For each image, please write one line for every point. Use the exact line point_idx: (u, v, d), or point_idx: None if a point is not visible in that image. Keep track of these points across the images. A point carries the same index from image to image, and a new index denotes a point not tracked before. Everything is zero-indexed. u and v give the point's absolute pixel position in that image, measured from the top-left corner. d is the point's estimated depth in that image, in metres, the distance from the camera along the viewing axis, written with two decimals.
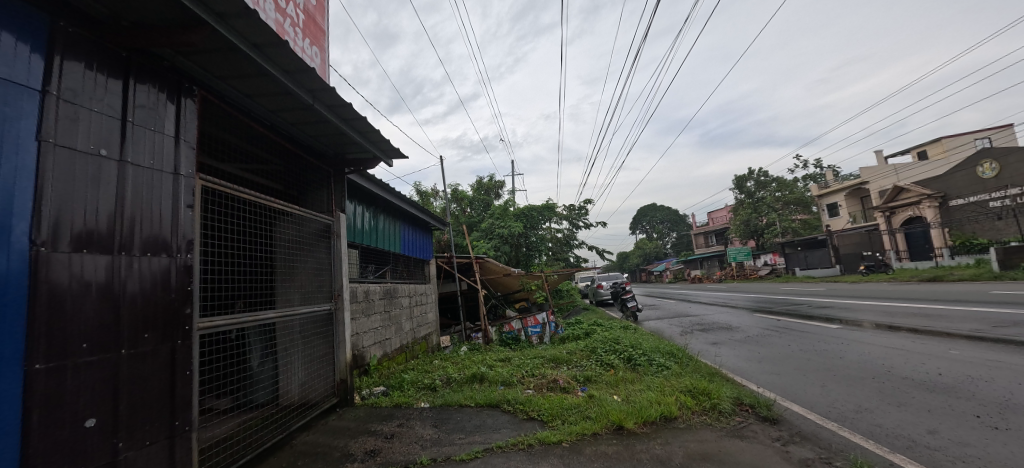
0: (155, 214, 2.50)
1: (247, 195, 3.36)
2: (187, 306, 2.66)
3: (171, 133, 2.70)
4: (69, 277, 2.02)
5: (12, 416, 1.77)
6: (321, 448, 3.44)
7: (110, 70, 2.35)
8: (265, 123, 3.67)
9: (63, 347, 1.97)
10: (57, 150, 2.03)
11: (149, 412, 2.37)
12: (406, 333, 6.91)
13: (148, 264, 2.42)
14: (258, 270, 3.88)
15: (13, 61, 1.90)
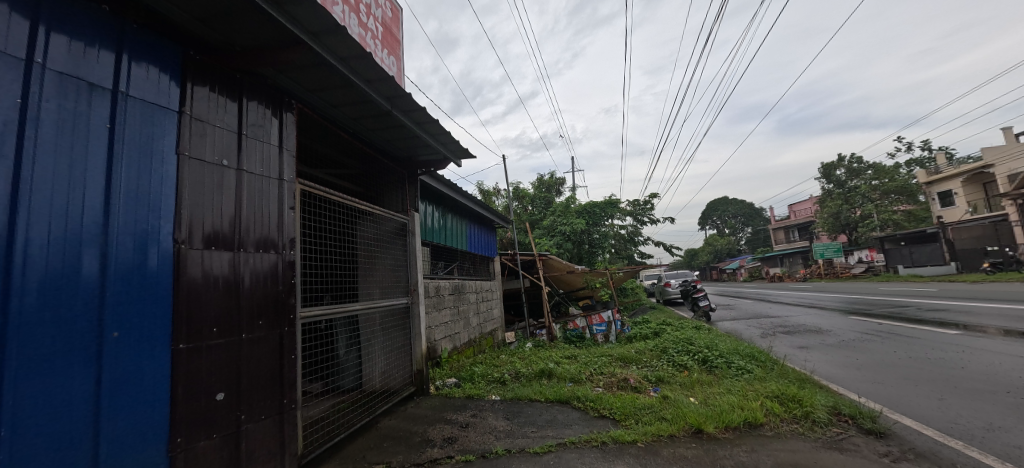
0: (264, 216, 2.82)
1: (336, 197, 3.68)
2: (291, 297, 2.97)
3: (275, 144, 3.02)
4: (202, 271, 2.34)
5: (162, 387, 2.09)
6: (403, 432, 3.68)
7: (228, 91, 2.69)
8: (350, 130, 3.98)
9: (199, 330, 2.29)
10: (191, 162, 2.37)
11: (263, 390, 2.68)
12: (474, 328, 7.16)
13: (260, 259, 2.74)
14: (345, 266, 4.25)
15: (158, 88, 2.25)
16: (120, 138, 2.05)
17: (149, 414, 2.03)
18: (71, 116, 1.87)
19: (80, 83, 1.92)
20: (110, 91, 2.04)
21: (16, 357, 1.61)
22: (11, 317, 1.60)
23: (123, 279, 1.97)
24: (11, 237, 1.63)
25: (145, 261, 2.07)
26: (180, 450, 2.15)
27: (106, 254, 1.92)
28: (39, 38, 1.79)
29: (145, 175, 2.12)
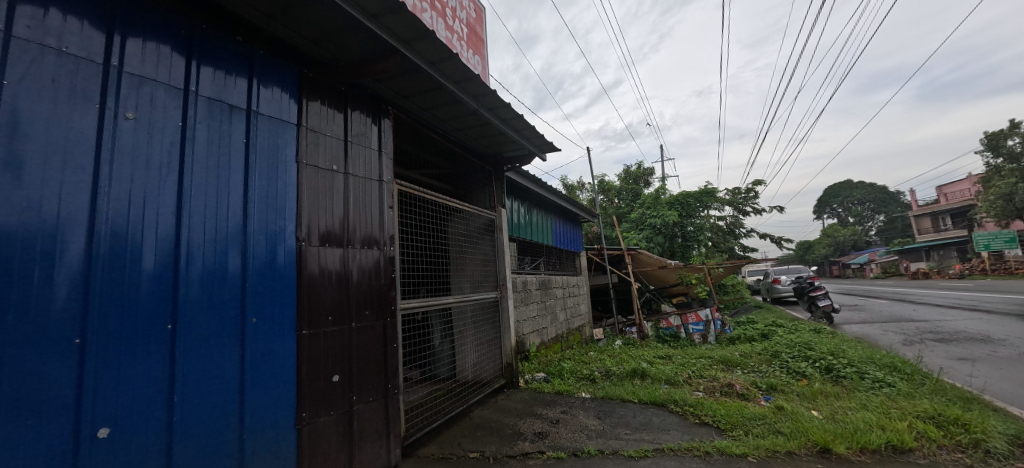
0: (367, 215, 3.06)
1: (428, 196, 3.90)
2: (392, 290, 3.19)
3: (375, 148, 3.24)
4: (318, 265, 2.59)
5: (291, 371, 2.34)
6: (495, 423, 3.76)
7: (336, 103, 2.90)
8: (440, 131, 4.15)
9: (318, 318, 2.55)
10: (309, 169, 2.61)
11: (371, 374, 2.91)
12: (561, 323, 7.09)
13: (364, 255, 2.98)
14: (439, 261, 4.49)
15: (282, 105, 2.48)
16: (252, 151, 2.27)
17: (282, 394, 2.28)
18: (216, 135, 2.10)
19: (223, 105, 2.15)
20: (244, 110, 2.26)
21: (183, 342, 1.87)
22: (179, 308, 1.86)
23: (258, 274, 2.22)
24: (177, 240, 1.88)
25: (274, 258, 2.32)
26: (306, 423, 2.39)
27: (244, 253, 2.17)
28: (190, 67, 2.02)
29: (272, 182, 2.36)
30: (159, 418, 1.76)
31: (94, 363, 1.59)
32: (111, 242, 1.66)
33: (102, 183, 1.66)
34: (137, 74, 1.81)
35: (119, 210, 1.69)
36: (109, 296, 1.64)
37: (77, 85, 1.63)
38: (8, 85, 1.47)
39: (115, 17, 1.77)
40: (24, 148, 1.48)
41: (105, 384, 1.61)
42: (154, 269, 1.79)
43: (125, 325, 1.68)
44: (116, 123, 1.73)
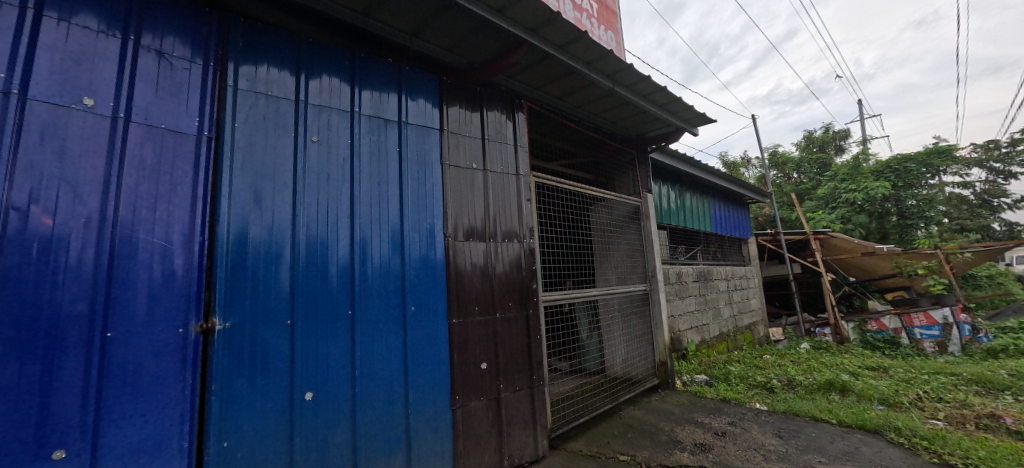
0: (507, 209, 3.02)
1: (570, 186, 3.67)
2: (534, 282, 3.09)
3: (512, 143, 3.19)
4: (464, 259, 2.70)
5: (443, 357, 2.52)
6: (648, 426, 3.43)
7: (473, 106, 2.97)
8: (577, 118, 3.95)
9: (466, 308, 2.67)
10: (452, 170, 2.74)
11: (518, 364, 2.89)
12: (727, 320, 6.13)
13: (506, 249, 2.96)
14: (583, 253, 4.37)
15: (426, 112, 2.67)
16: (405, 157, 2.52)
17: (437, 378, 2.48)
18: (376, 147, 2.41)
19: (380, 121, 2.45)
20: (396, 122, 2.52)
21: (360, 326, 2.21)
22: (355, 297, 2.21)
23: (415, 268, 2.46)
24: (351, 240, 2.24)
25: (427, 253, 2.52)
26: (459, 405, 2.55)
27: (403, 249, 2.42)
28: (354, 92, 2.36)
29: (423, 183, 2.58)
30: (345, 387, 2.14)
31: (300, 339, 2.02)
32: (307, 243, 2.09)
33: (299, 196, 2.08)
34: (318, 104, 2.22)
35: (311, 217, 2.11)
36: (307, 286, 2.06)
37: (280, 121, 2.08)
38: (239, 128, 1.96)
39: (301, 62, 2.19)
40: (250, 174, 1.96)
41: (308, 355, 2.04)
42: (336, 263, 2.17)
43: (319, 309, 2.08)
44: (307, 146, 2.15)
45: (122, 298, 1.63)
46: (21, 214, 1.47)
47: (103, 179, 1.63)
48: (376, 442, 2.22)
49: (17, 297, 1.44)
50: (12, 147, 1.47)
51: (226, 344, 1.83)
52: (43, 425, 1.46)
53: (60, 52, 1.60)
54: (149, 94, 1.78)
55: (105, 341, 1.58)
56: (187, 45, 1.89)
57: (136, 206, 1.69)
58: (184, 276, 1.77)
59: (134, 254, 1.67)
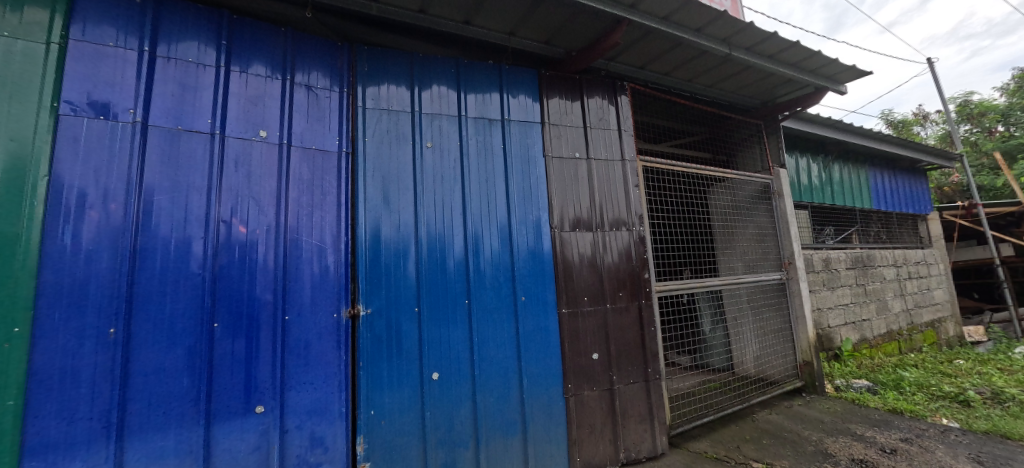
0: (613, 197, 2.89)
1: (682, 167, 3.35)
2: (646, 272, 2.90)
3: (616, 127, 3.03)
4: (571, 250, 2.68)
5: (554, 346, 2.56)
6: (789, 434, 2.99)
7: (572, 95, 2.90)
8: (688, 93, 3.58)
9: (576, 298, 2.66)
10: (555, 161, 2.73)
11: (631, 356, 2.78)
12: (897, 315, 4.98)
13: (615, 239, 2.83)
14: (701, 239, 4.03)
15: (527, 107, 2.71)
16: (509, 153, 2.60)
17: (549, 366, 2.53)
18: (482, 146, 2.54)
19: (484, 121, 2.57)
20: (500, 120, 2.62)
21: (476, 314, 2.37)
22: (471, 288, 2.38)
23: (523, 260, 2.54)
24: (465, 234, 2.41)
25: (534, 245, 2.58)
26: (572, 394, 2.56)
27: (511, 241, 2.52)
28: (460, 97, 2.52)
29: (527, 176, 2.63)
30: (466, 370, 2.33)
31: (426, 325, 2.26)
32: (428, 239, 2.31)
33: (419, 198, 2.32)
34: (431, 113, 2.43)
35: (430, 216, 2.33)
36: (430, 279, 2.29)
37: (401, 132, 2.34)
38: (369, 142, 2.27)
39: (414, 76, 2.42)
40: (379, 181, 2.25)
41: (434, 340, 2.27)
42: (453, 256, 2.37)
43: (441, 298, 2.30)
44: (423, 151, 2.37)
45: (294, 289, 2.03)
46: (228, 225, 1.95)
47: (276, 194, 2.05)
48: (495, 422, 2.37)
49: (229, 288, 1.91)
50: (221, 175, 1.96)
51: (369, 328, 2.15)
52: (252, 385, 1.91)
53: (244, 99, 2.06)
54: (303, 122, 2.16)
55: (285, 323, 2.00)
56: (326, 77, 2.25)
57: (301, 215, 2.09)
58: (335, 271, 2.12)
59: (300, 253, 2.07)
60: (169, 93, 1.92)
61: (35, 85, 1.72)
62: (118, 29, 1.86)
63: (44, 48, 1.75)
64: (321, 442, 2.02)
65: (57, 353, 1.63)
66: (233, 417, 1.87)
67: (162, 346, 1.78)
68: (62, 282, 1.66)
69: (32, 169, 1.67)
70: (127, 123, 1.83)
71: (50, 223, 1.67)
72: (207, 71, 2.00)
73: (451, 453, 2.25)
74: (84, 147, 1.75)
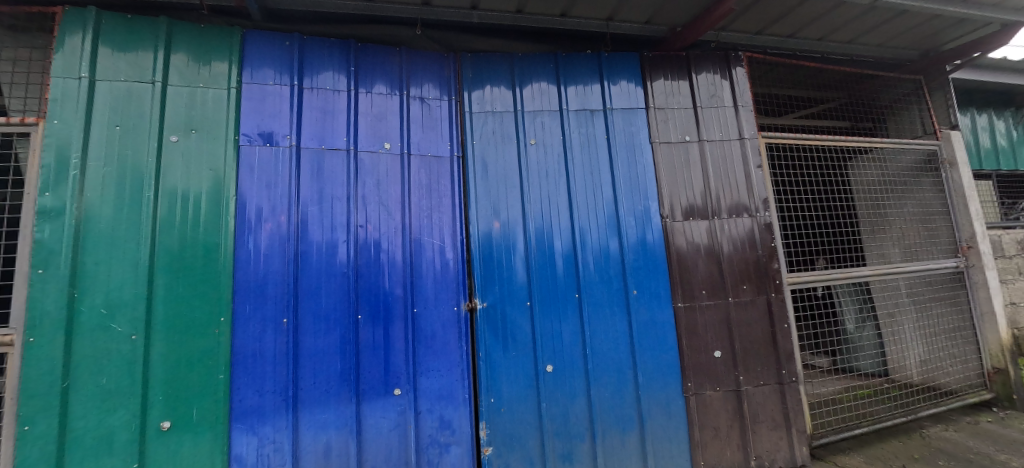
0: (731, 181, 2.63)
1: (814, 140, 2.92)
2: (775, 262, 2.59)
3: (731, 104, 2.74)
4: (685, 240, 2.51)
5: (670, 343, 2.42)
6: (979, 457, 2.42)
7: (679, 73, 2.70)
8: (819, 53, 3.09)
9: (692, 292, 2.48)
10: (662, 147, 2.58)
11: (759, 355, 2.51)
12: None
13: (735, 226, 2.58)
14: (841, 223, 3.50)
15: (629, 93, 2.60)
16: (613, 143, 2.53)
17: (665, 363, 2.40)
18: (585, 138, 2.51)
19: (586, 112, 2.54)
20: (602, 110, 2.55)
21: (587, 308, 2.36)
22: (580, 281, 2.37)
23: (633, 252, 2.45)
24: (571, 228, 2.41)
25: (644, 236, 2.47)
26: (692, 393, 2.40)
27: (620, 233, 2.45)
28: (560, 91, 2.52)
29: (632, 166, 2.53)
30: (578, 363, 2.33)
31: (539, 318, 2.32)
32: (536, 234, 2.37)
33: (526, 195, 2.39)
34: (533, 110, 2.48)
35: (537, 212, 2.39)
36: (539, 273, 2.35)
37: (506, 132, 2.43)
38: (477, 145, 2.40)
39: (515, 76, 2.49)
40: (488, 181, 2.38)
41: (546, 332, 2.32)
42: (561, 251, 2.39)
43: (551, 292, 2.35)
44: (528, 149, 2.43)
45: (420, 284, 2.23)
46: (365, 229, 2.21)
47: (401, 199, 2.27)
48: (611, 418, 2.33)
49: (369, 284, 2.18)
50: (356, 185, 2.23)
51: (486, 320, 2.27)
52: (391, 370, 2.15)
53: (370, 116, 2.31)
54: (419, 132, 2.36)
55: (414, 315, 2.21)
56: (436, 88, 2.42)
57: (422, 217, 2.29)
58: (454, 267, 2.28)
59: (423, 252, 2.26)
60: (313, 118, 2.24)
61: (223, 123, 2.14)
62: (275, 69, 2.23)
63: (227, 93, 2.16)
64: (449, 425, 2.20)
65: (251, 337, 2.02)
66: (377, 397, 2.13)
67: (321, 333, 2.10)
68: (251, 280, 2.06)
69: (225, 190, 2.09)
70: (285, 147, 2.18)
71: (240, 233, 2.07)
72: (340, 95, 2.29)
73: (568, 445, 2.28)
74: (259, 171, 2.13)
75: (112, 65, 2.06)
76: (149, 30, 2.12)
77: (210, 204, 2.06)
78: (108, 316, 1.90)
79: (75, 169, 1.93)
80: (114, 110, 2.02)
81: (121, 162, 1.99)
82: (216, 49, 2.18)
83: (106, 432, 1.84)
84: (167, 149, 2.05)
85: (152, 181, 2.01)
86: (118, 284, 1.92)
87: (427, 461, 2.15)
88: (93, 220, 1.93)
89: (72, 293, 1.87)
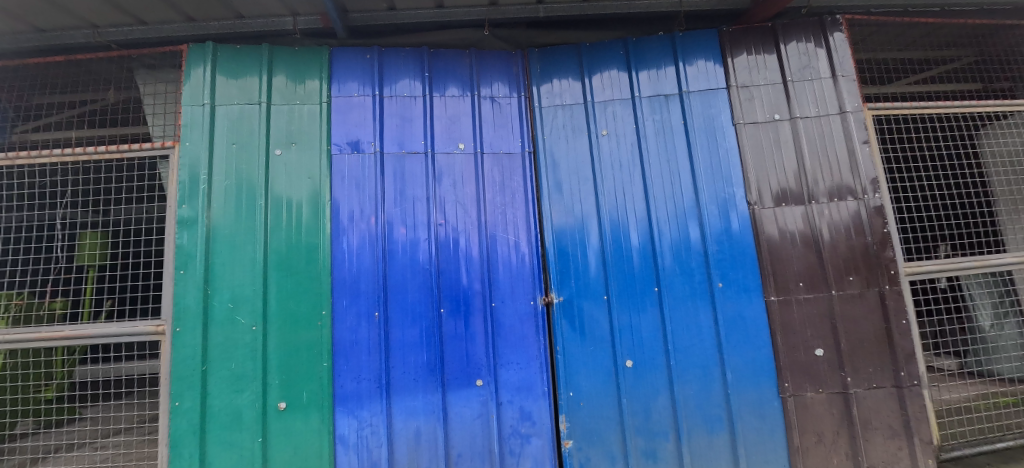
0: (830, 160, 2.36)
1: (936, 108, 2.52)
2: (890, 250, 2.28)
3: (828, 74, 2.46)
4: (777, 228, 2.31)
5: (762, 339, 2.24)
6: None
7: (764, 46, 2.48)
8: (938, 7, 2.62)
9: (787, 284, 2.28)
10: (747, 128, 2.39)
11: (871, 354, 2.23)
12: None
13: (837, 211, 2.32)
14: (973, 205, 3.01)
15: (708, 74, 2.44)
16: (691, 128, 2.39)
17: (757, 360, 2.23)
18: (660, 125, 2.41)
19: (660, 98, 2.43)
20: (677, 94, 2.43)
21: (667, 301, 2.27)
22: (660, 274, 2.29)
23: (717, 242, 2.30)
24: (648, 219, 2.34)
25: (729, 225, 2.31)
26: (790, 395, 2.20)
27: (701, 223, 2.32)
28: (632, 78, 2.45)
29: (714, 150, 2.38)
30: (660, 359, 2.25)
31: (617, 312, 2.27)
32: (611, 227, 2.34)
33: (599, 187, 2.36)
34: (603, 100, 2.44)
35: (611, 204, 2.35)
36: (616, 266, 2.30)
37: (576, 125, 2.43)
38: (547, 140, 2.42)
39: (583, 67, 2.47)
40: (560, 175, 2.39)
41: (624, 326, 2.27)
42: (638, 243, 2.32)
43: (629, 285, 2.29)
44: (599, 140, 2.41)
45: (498, 279, 2.29)
46: (444, 227, 2.32)
47: (476, 197, 2.35)
48: (697, 417, 2.22)
49: (449, 279, 2.28)
50: (435, 186, 2.34)
51: (563, 314, 2.29)
52: (473, 362, 2.24)
53: (445, 118, 2.42)
54: (491, 130, 2.42)
55: (493, 309, 2.27)
56: (505, 86, 2.48)
57: (497, 213, 2.35)
58: (529, 262, 2.32)
59: (499, 247, 2.32)
60: (394, 124, 2.39)
61: (317, 135, 2.35)
62: (359, 82, 2.42)
63: (319, 107, 2.38)
64: (529, 417, 2.23)
65: (348, 329, 2.22)
66: (460, 387, 2.22)
67: (408, 326, 2.24)
68: (347, 277, 2.25)
69: (322, 196, 2.30)
70: (370, 153, 2.35)
71: (335, 234, 2.28)
72: (417, 101, 2.42)
73: (651, 442, 2.21)
74: (349, 177, 2.32)
75: (227, 91, 2.35)
76: (255, 57, 2.39)
77: (310, 209, 2.29)
78: (234, 309, 2.18)
79: (204, 183, 2.25)
80: (231, 130, 2.32)
81: (238, 175, 2.28)
82: (309, 68, 2.41)
83: (236, 410, 2.13)
84: (273, 162, 2.31)
85: (263, 191, 2.27)
86: (241, 282, 2.20)
87: (509, 451, 2.20)
88: (219, 227, 2.23)
89: (207, 290, 2.19)
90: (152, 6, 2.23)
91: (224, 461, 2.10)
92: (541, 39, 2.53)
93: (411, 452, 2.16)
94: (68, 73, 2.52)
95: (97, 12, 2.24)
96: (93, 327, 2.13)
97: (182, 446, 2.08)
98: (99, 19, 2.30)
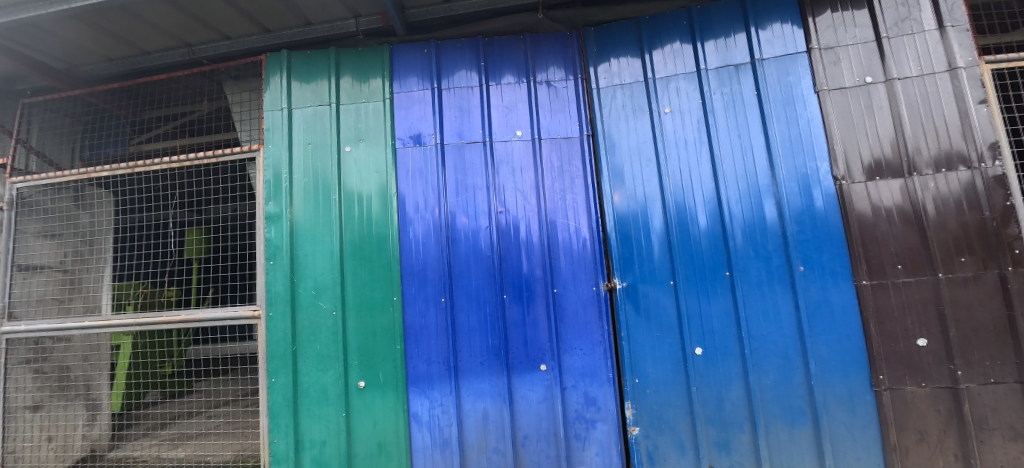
0: (937, 125, 2.07)
1: None
2: (1014, 226, 1.96)
3: (933, 26, 2.15)
4: (870, 204, 2.08)
5: (851, 328, 2.05)
6: None
7: (852, 2, 2.23)
8: None
9: (883, 267, 2.05)
10: (832, 95, 2.17)
11: (989, 346, 1.95)
12: None
13: (946, 182, 2.03)
14: None
15: (785, 38, 2.23)
16: (766, 99, 2.21)
17: (846, 350, 2.05)
18: (730, 97, 2.25)
19: (729, 69, 2.27)
20: (749, 63, 2.25)
21: (740, 286, 2.15)
22: (731, 257, 2.17)
23: (798, 222, 2.12)
24: (717, 200, 2.21)
25: (813, 203, 2.12)
26: (885, 388, 2.00)
27: (779, 201, 2.15)
28: (697, 48, 2.31)
29: (793, 122, 2.18)
30: (733, 347, 2.14)
31: (685, 297, 2.19)
32: (676, 208, 2.24)
33: (663, 167, 2.27)
34: (665, 76, 2.33)
35: (676, 185, 2.25)
36: (683, 251, 2.21)
37: (637, 104, 2.35)
38: (606, 121, 2.37)
39: (643, 41, 2.38)
40: (620, 159, 2.33)
41: (693, 313, 2.18)
42: (706, 226, 2.21)
43: (697, 270, 2.20)
44: (662, 118, 2.31)
45: (558, 265, 2.30)
46: (503, 214, 2.35)
47: (535, 183, 2.35)
48: (776, 408, 2.09)
49: (511, 266, 2.32)
50: (493, 174, 2.38)
51: (626, 298, 2.25)
52: (535, 346, 2.27)
53: (501, 107, 2.44)
54: (549, 115, 2.41)
55: (555, 295, 2.28)
56: (562, 69, 2.44)
57: (557, 199, 2.34)
58: (591, 247, 2.29)
59: (560, 233, 2.31)
60: (452, 116, 2.45)
61: (381, 130, 2.47)
62: (418, 76, 2.50)
63: (383, 103, 2.49)
64: (594, 402, 2.23)
65: (417, 314, 2.34)
66: (525, 371, 2.27)
67: (473, 311, 2.32)
68: (414, 265, 2.37)
69: (388, 189, 2.43)
70: (431, 145, 2.43)
71: (402, 225, 2.39)
72: (474, 91, 2.46)
73: (724, 433, 2.12)
74: (412, 170, 2.42)
75: (302, 95, 2.54)
76: (324, 60, 2.56)
77: (378, 201, 2.42)
78: (317, 295, 2.38)
79: (286, 181, 2.45)
80: (307, 131, 2.50)
81: (314, 172, 2.46)
82: (372, 67, 2.53)
83: (323, 387, 2.34)
84: (344, 159, 2.47)
85: (336, 186, 2.44)
86: (321, 272, 2.40)
87: (575, 435, 2.22)
88: (301, 221, 2.44)
89: (293, 278, 2.41)
90: (234, 21, 2.44)
91: (314, 432, 2.33)
92: (597, 16, 2.45)
93: (479, 432, 2.26)
94: (169, 88, 2.84)
95: (192, 31, 2.50)
96: (203, 312, 2.43)
97: (280, 416, 2.34)
98: (193, 38, 2.57)
